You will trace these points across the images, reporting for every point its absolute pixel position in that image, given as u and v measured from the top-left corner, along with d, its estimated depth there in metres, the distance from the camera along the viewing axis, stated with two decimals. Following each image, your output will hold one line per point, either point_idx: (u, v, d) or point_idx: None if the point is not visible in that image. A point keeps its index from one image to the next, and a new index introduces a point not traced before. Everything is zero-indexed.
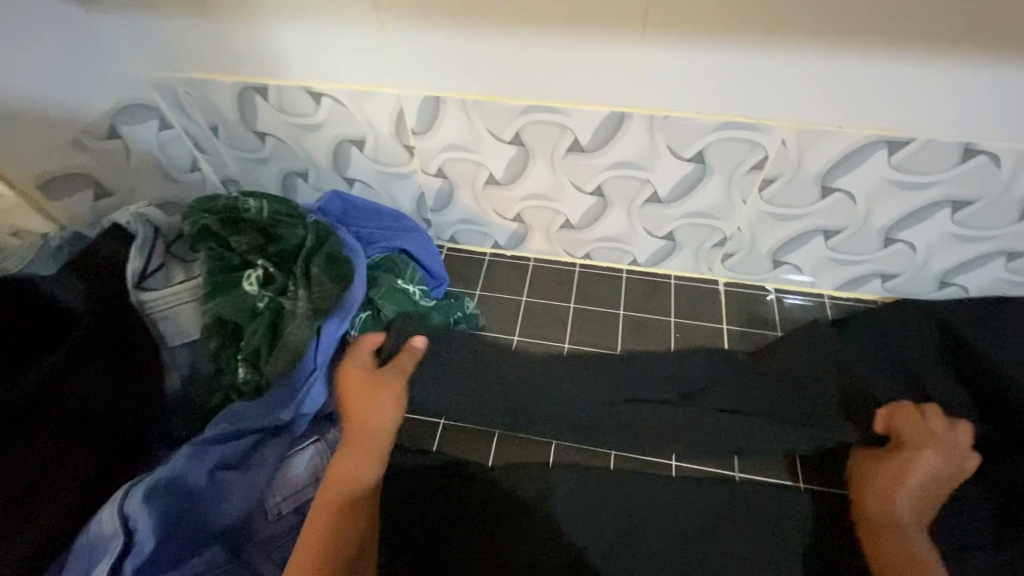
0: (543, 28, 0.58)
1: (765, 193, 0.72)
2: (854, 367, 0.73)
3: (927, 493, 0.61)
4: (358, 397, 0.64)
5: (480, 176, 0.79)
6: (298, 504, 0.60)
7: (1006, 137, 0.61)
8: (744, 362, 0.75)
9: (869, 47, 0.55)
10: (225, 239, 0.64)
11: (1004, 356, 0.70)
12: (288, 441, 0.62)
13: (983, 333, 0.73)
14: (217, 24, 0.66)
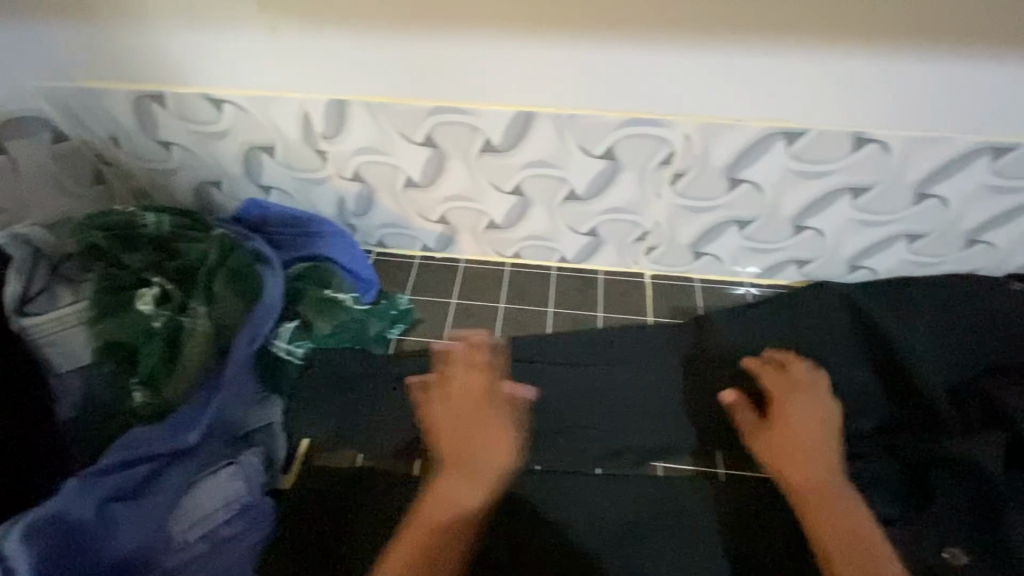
0: (440, 27, 0.59)
1: (678, 186, 0.72)
2: (766, 353, 0.77)
3: (821, 429, 0.64)
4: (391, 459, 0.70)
5: (397, 179, 0.77)
6: (206, 530, 0.58)
7: (891, 125, 0.63)
8: (666, 354, 0.79)
9: (751, 43, 0.57)
10: (117, 256, 0.63)
11: (905, 333, 0.75)
12: (195, 464, 0.60)
13: (889, 313, 0.77)
14: (106, 26, 0.63)
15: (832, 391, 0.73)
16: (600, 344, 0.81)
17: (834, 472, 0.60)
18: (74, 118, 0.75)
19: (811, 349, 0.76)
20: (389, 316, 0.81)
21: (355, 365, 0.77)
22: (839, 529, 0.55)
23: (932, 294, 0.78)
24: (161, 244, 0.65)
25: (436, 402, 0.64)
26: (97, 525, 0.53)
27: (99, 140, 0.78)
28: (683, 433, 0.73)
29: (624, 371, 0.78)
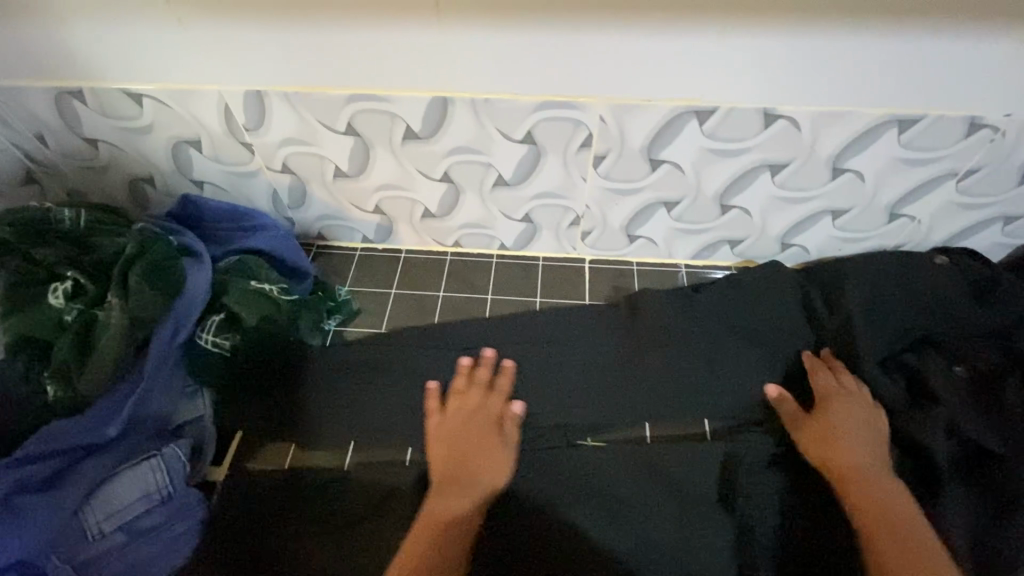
0: (342, 16, 0.58)
1: (600, 169, 0.74)
2: (699, 328, 0.78)
3: (869, 438, 0.67)
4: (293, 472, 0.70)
5: (327, 170, 0.78)
6: (121, 522, 0.62)
7: (800, 103, 0.64)
8: (599, 331, 0.80)
9: (654, 25, 0.57)
10: (33, 252, 0.67)
11: (841, 311, 0.76)
12: (114, 457, 0.63)
13: (822, 290, 0.79)
14: (7, 24, 0.62)
15: (762, 364, 0.75)
16: (536, 324, 0.82)
17: (860, 464, 0.65)
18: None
19: (743, 328, 0.77)
20: (324, 307, 0.83)
21: (293, 356, 0.76)
22: (886, 521, 0.59)
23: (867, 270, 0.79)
24: (79, 240, 0.69)
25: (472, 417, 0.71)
26: (7, 518, 0.56)
27: (25, 139, 0.78)
28: (614, 408, 0.74)
29: (556, 352, 0.79)
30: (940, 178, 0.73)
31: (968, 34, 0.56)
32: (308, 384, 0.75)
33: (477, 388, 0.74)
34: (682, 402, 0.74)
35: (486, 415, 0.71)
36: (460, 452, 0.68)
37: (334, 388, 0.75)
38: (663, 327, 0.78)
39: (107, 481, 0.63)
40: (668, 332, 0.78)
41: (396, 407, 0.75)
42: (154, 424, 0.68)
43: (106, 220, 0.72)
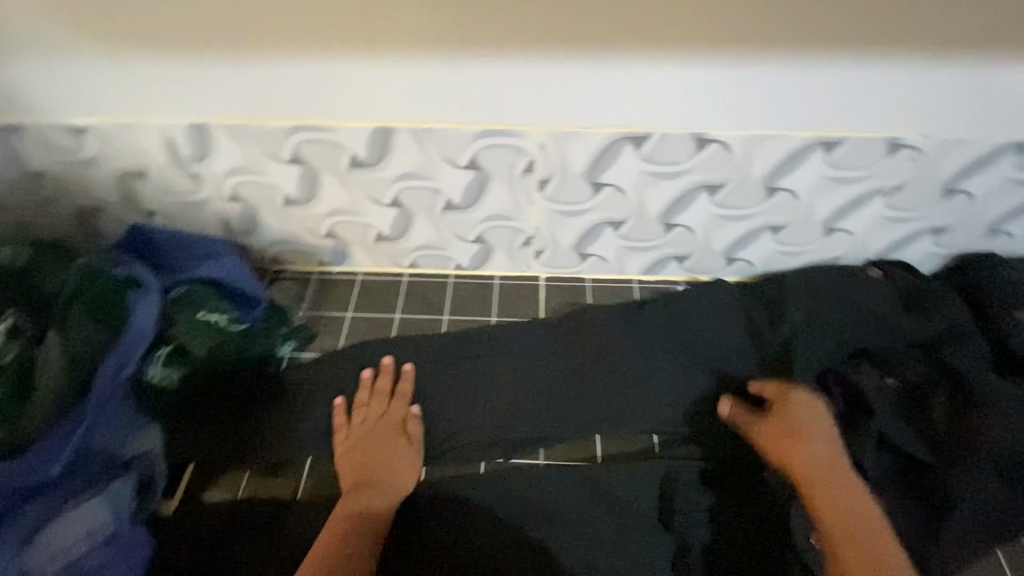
0: (493, 49, 0.60)
1: (715, 197, 0.75)
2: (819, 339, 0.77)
3: (830, 449, 0.66)
4: (364, 456, 0.71)
5: (437, 203, 0.78)
6: (72, 559, 0.60)
7: (926, 131, 0.65)
8: (716, 346, 0.79)
9: (796, 57, 0.59)
10: (45, 286, 0.69)
11: (954, 316, 0.76)
12: (60, 496, 0.62)
13: (935, 297, 0.78)
14: (153, 58, 0.63)
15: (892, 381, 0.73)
16: (649, 340, 0.80)
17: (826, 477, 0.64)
18: (105, 152, 0.74)
19: (858, 336, 0.77)
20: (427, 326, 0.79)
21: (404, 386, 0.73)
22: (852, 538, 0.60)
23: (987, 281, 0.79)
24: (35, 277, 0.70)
25: (803, 445, 0.66)
26: None
27: (127, 173, 0.77)
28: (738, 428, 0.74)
29: (674, 366, 0.78)
30: None
31: None
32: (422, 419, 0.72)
33: (376, 399, 0.76)
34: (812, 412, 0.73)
35: (393, 421, 0.75)
36: (365, 450, 0.72)
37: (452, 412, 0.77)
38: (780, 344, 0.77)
39: (52, 520, 0.61)
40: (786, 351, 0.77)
41: (517, 432, 0.75)
42: (104, 458, 0.66)
43: (47, 258, 0.71)
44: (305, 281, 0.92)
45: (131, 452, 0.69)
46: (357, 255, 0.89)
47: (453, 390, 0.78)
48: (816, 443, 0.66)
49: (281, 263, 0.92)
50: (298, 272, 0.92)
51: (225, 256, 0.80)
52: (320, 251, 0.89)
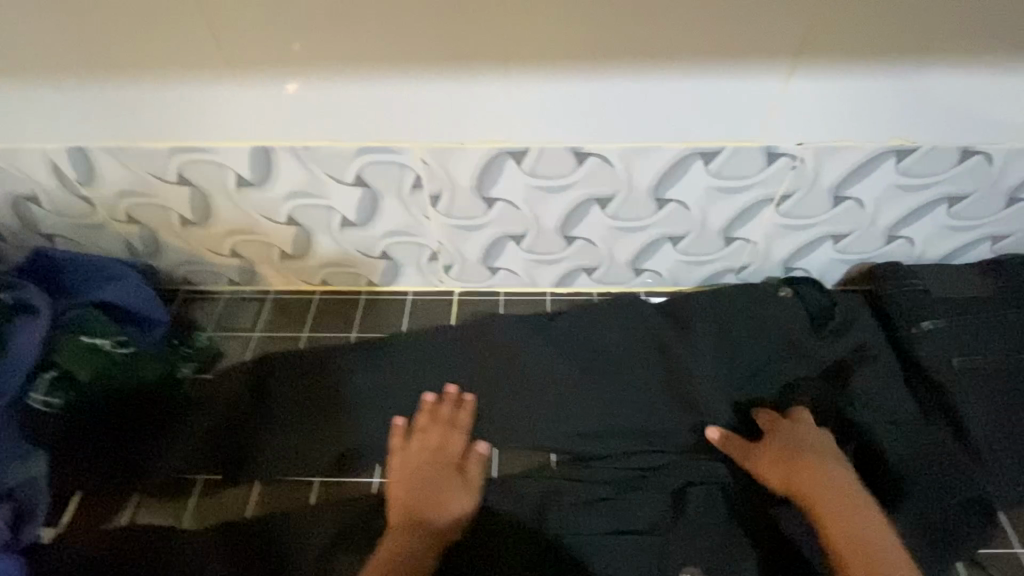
0: (352, 67, 0.59)
1: (607, 209, 0.75)
2: (718, 345, 0.75)
3: (827, 459, 0.63)
4: (418, 492, 0.66)
5: (333, 220, 0.77)
6: None
7: (802, 141, 0.65)
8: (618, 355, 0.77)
9: (655, 69, 0.59)
10: None
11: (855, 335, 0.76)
12: None
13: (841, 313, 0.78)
14: (17, 84, 0.62)
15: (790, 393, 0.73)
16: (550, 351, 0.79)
17: (824, 480, 0.61)
18: None
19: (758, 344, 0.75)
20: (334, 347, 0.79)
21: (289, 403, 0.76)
22: (845, 542, 0.55)
23: (890, 299, 0.79)
24: None
25: (811, 469, 0.62)
26: None
27: (18, 197, 0.77)
28: (636, 441, 0.72)
29: (575, 380, 0.75)
30: (935, 201, 0.73)
31: (953, 67, 0.58)
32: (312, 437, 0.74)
33: (441, 427, 0.72)
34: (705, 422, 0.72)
35: (449, 457, 0.70)
36: (427, 488, 0.66)
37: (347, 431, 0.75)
38: (679, 349, 0.75)
39: None
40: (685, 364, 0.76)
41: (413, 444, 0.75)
42: None
43: None
44: (217, 299, 0.92)
45: (13, 480, 0.68)
46: (266, 272, 0.88)
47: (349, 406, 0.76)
48: (821, 458, 0.63)
49: (192, 283, 0.91)
50: (210, 291, 0.92)
51: (127, 280, 0.80)
52: (228, 269, 0.88)
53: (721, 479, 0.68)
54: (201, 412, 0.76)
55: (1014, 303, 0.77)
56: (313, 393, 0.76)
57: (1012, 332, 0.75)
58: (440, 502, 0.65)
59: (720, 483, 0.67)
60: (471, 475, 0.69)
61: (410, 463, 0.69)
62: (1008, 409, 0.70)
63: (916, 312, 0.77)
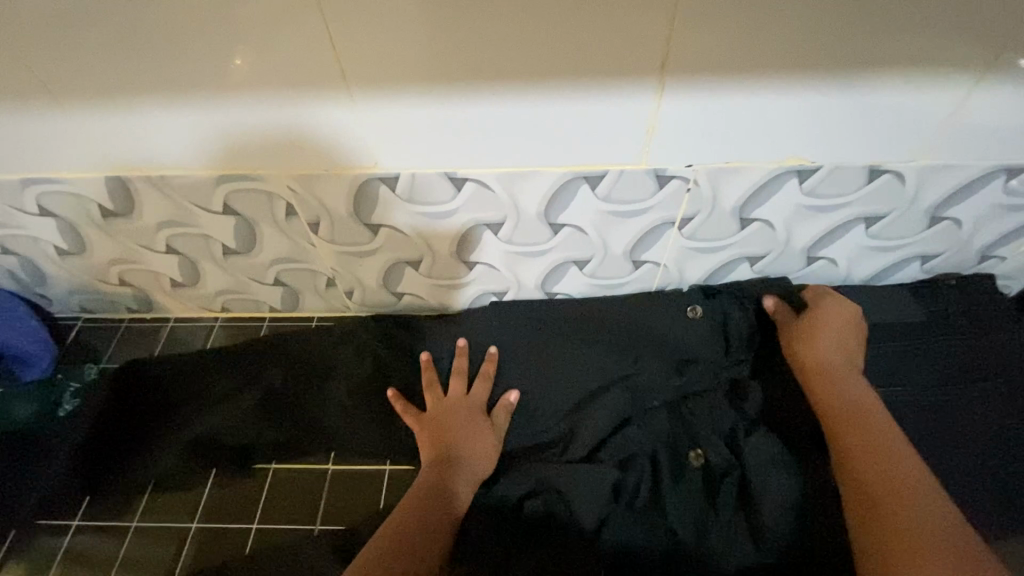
0: (189, 96, 0.55)
1: (500, 235, 0.70)
2: (582, 356, 0.73)
3: (848, 366, 0.66)
4: (450, 435, 0.68)
5: (214, 248, 0.73)
6: None
7: (689, 162, 0.60)
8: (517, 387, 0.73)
9: (519, 93, 0.53)
10: None
11: (688, 334, 0.73)
12: None
13: (681, 313, 0.74)
14: None
15: (639, 396, 0.71)
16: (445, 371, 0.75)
17: (852, 394, 0.63)
18: None
19: (609, 358, 0.73)
20: (186, 361, 0.77)
21: (140, 420, 0.73)
22: (886, 447, 0.57)
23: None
24: None
25: (810, 340, 0.67)
26: None
27: None
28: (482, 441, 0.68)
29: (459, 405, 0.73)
30: (850, 221, 0.67)
31: (849, 81, 0.52)
32: (164, 456, 0.71)
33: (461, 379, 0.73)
34: (564, 437, 0.70)
35: (478, 404, 0.71)
36: (456, 439, 0.67)
37: (212, 448, 0.72)
38: (531, 352, 0.75)
39: None
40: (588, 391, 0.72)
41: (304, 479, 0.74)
42: None
43: None
44: (115, 328, 0.88)
45: None
46: (162, 300, 0.85)
47: (219, 432, 0.72)
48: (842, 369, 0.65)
49: (89, 311, 0.88)
50: (109, 320, 0.88)
51: (11, 312, 0.78)
52: (123, 298, 0.84)
53: (558, 484, 0.64)
54: (57, 452, 0.71)
55: (941, 333, 0.72)
56: (164, 407, 0.74)
57: (939, 364, 0.70)
58: (460, 443, 0.67)
59: (554, 484, 0.64)
60: (499, 422, 0.70)
61: (445, 415, 0.70)
62: (923, 452, 0.65)
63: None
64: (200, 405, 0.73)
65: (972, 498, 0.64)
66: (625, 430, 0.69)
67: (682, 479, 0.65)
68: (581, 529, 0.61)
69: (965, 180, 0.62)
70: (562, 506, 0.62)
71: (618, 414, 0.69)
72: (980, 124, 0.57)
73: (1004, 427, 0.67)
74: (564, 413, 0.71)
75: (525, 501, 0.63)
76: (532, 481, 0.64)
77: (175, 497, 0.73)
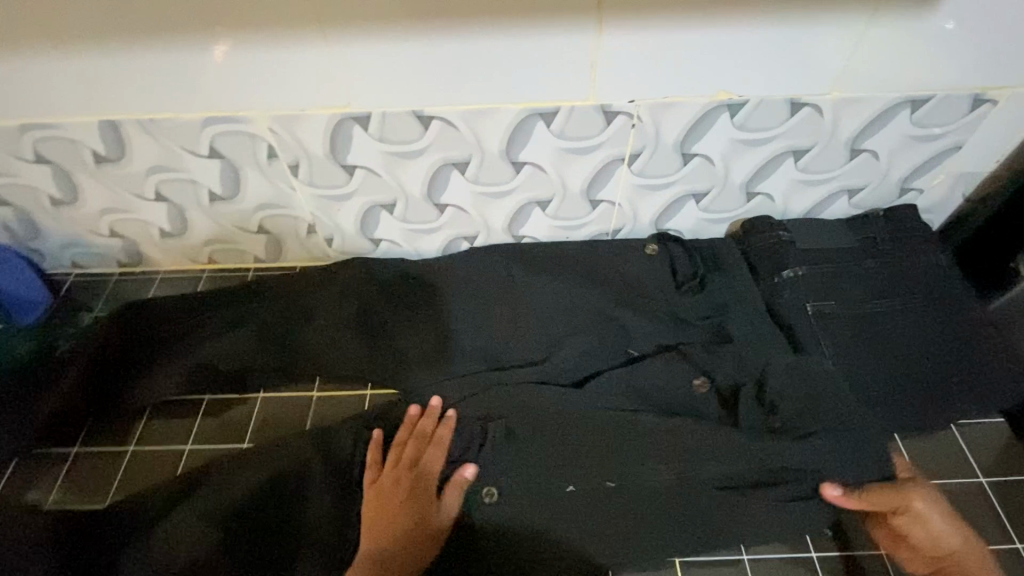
0: (176, 34, 0.60)
1: (467, 175, 0.76)
2: (546, 288, 0.81)
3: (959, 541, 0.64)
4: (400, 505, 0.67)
5: (201, 194, 0.79)
6: None
7: (631, 98, 0.67)
8: (488, 316, 0.80)
9: (475, 29, 0.60)
10: None
11: (634, 265, 0.83)
12: None
13: (630, 249, 0.84)
14: None
15: (591, 315, 0.79)
16: (423, 306, 0.81)
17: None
18: None
19: (568, 288, 0.81)
20: (179, 299, 0.82)
21: (138, 354, 0.79)
22: None
23: (756, 250, 0.81)
24: None
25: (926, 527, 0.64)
26: None
27: None
28: (452, 356, 0.78)
29: (433, 331, 0.79)
30: (780, 154, 0.75)
31: (761, 17, 0.60)
32: (161, 380, 0.78)
33: (416, 440, 0.71)
34: (529, 358, 0.78)
35: (427, 479, 0.69)
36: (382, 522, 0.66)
37: (209, 374, 0.78)
38: (497, 283, 0.82)
39: None
40: (553, 321, 0.79)
41: (294, 405, 0.81)
42: None
43: None
44: (105, 281, 0.92)
45: None
46: (152, 252, 0.89)
47: (211, 360, 0.78)
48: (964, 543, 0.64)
49: (80, 266, 0.92)
50: (99, 275, 0.93)
51: (12, 263, 0.86)
52: (113, 251, 0.89)
53: (520, 396, 0.73)
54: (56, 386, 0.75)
55: (869, 256, 0.80)
56: (157, 338, 0.80)
57: (867, 283, 0.78)
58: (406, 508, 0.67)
59: (517, 394, 0.73)
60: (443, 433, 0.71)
61: (383, 496, 0.68)
62: (847, 356, 0.74)
63: (780, 262, 0.80)
64: (192, 334, 0.80)
65: (893, 395, 0.72)
66: (586, 353, 0.77)
67: (626, 388, 0.75)
68: (538, 423, 0.71)
69: (875, 112, 0.70)
70: (521, 411, 0.72)
71: (574, 333, 0.78)
72: (881, 56, 0.65)
73: (920, 334, 0.75)
74: (527, 334, 0.79)
75: (491, 413, 0.73)
76: (499, 389, 0.75)
77: (173, 420, 0.79)
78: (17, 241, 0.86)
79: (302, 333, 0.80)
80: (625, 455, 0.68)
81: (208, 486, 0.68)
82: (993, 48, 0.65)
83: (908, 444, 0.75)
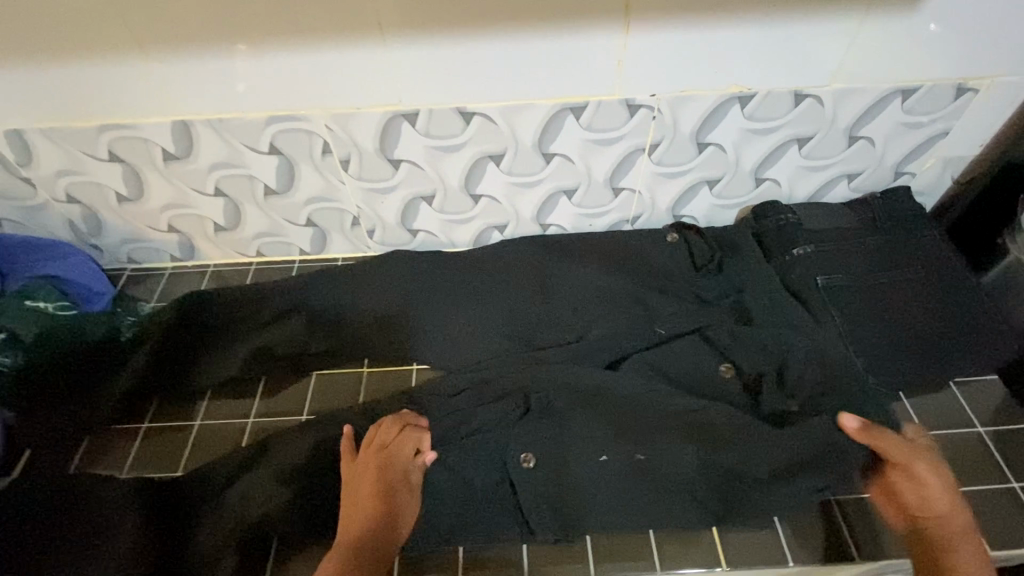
0: (249, 39, 0.67)
1: (502, 166, 0.83)
2: (575, 270, 0.88)
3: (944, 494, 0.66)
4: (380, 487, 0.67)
5: (256, 188, 0.86)
6: None
7: (652, 92, 0.75)
8: (523, 297, 0.87)
9: (516, 31, 0.68)
10: None
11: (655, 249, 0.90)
12: None
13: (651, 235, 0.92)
14: None
15: (618, 293, 0.86)
16: (461, 290, 0.88)
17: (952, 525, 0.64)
18: None
19: (596, 270, 0.88)
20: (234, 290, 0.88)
21: (199, 337, 0.85)
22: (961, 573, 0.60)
23: (767, 232, 0.88)
24: None
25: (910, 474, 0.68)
26: None
27: None
28: (492, 334, 0.85)
29: (472, 312, 0.86)
30: (786, 142, 0.83)
31: (768, 16, 0.68)
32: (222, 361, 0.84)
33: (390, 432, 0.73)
34: (563, 335, 0.85)
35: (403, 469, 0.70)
36: (348, 511, 0.66)
37: (264, 356, 0.84)
38: (530, 268, 0.89)
39: None
40: (582, 299, 0.86)
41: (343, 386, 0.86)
42: None
43: None
44: (160, 275, 0.99)
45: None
46: (205, 246, 0.96)
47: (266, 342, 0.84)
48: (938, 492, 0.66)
49: (136, 261, 0.99)
50: (153, 269, 0.99)
51: (75, 258, 0.90)
52: (169, 245, 0.96)
53: (556, 365, 0.79)
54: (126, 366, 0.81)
55: (870, 234, 0.87)
56: (215, 324, 0.86)
57: (869, 258, 0.85)
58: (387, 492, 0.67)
59: (554, 364, 0.80)
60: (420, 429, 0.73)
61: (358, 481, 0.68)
62: (853, 323, 0.81)
63: (790, 241, 0.87)
64: (248, 319, 0.86)
65: (898, 357, 0.79)
66: (615, 330, 0.83)
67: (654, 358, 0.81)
68: (573, 388, 0.77)
69: (871, 101, 0.78)
70: (561, 380, 0.78)
71: (603, 312, 0.85)
72: (874, 50, 0.73)
73: (919, 302, 0.82)
74: (559, 313, 0.86)
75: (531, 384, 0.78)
76: (537, 361, 0.80)
77: (233, 399, 0.85)
78: (82, 237, 0.93)
79: (351, 316, 0.87)
80: (659, 415, 0.75)
81: (273, 454, 0.74)
82: (971, 41, 0.73)
83: (913, 403, 0.82)
